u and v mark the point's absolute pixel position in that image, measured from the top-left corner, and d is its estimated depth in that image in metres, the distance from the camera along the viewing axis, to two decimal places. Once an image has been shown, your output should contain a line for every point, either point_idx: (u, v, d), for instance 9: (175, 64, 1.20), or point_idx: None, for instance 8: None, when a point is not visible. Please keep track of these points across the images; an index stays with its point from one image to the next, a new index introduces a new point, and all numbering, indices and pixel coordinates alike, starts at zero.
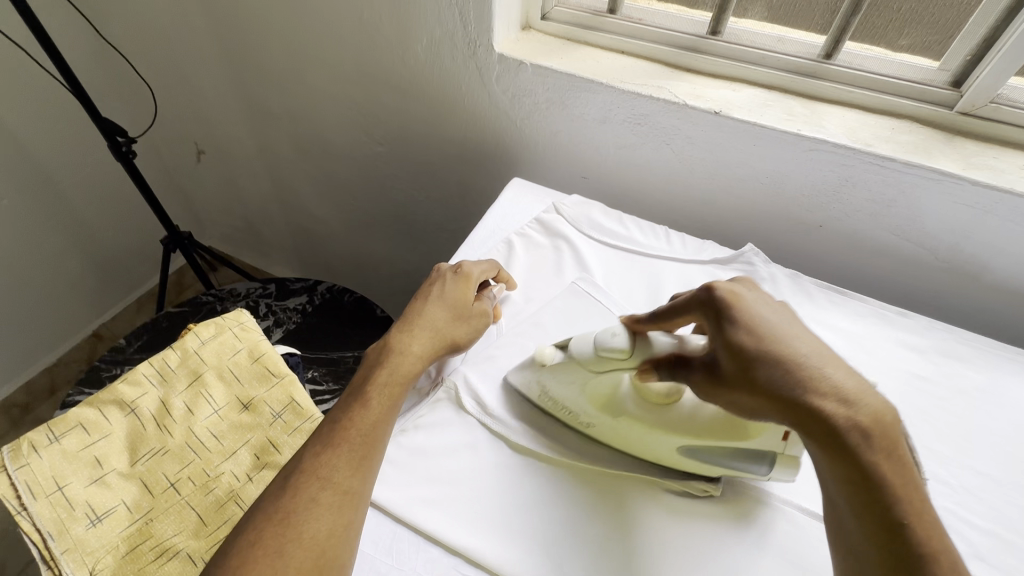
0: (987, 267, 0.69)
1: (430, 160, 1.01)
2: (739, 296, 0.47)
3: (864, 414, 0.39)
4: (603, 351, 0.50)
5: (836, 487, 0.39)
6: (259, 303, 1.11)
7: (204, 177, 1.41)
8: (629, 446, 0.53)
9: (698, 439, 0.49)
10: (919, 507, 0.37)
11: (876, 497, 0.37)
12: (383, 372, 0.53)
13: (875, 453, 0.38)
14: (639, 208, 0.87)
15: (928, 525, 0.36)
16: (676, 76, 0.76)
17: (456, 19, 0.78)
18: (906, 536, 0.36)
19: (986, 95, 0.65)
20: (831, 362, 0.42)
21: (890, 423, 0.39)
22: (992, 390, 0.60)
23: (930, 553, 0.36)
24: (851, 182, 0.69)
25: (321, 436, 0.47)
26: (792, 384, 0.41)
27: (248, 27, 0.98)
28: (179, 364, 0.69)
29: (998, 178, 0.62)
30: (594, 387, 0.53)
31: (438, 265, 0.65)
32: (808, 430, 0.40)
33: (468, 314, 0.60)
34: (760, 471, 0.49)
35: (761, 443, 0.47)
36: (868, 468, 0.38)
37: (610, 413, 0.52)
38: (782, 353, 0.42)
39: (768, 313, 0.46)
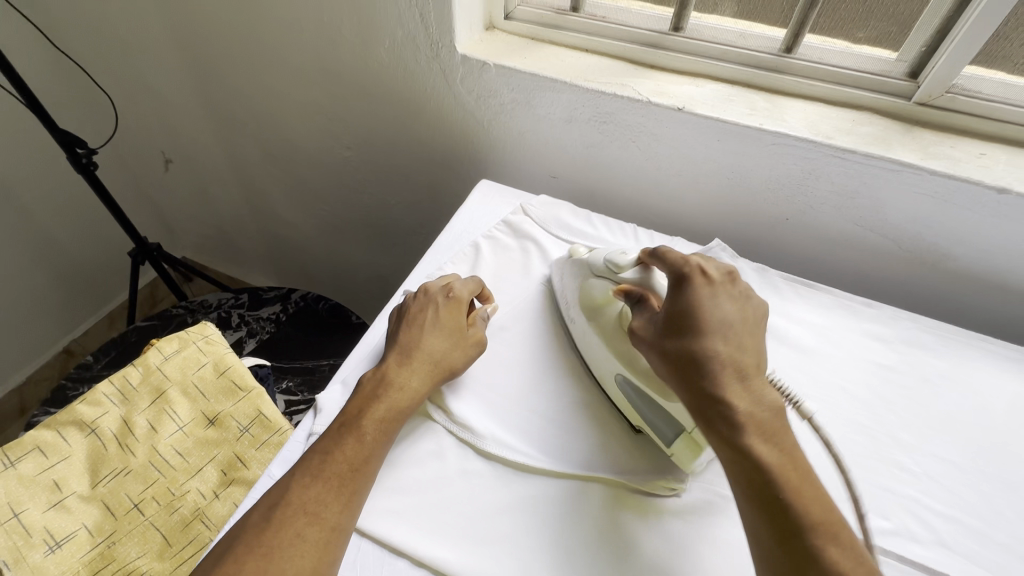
0: (949, 255, 0.70)
1: (400, 163, 1.00)
2: (704, 279, 0.51)
3: (747, 406, 0.44)
4: (608, 262, 0.58)
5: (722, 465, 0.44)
6: (231, 314, 1.09)
7: (173, 186, 1.38)
8: (586, 349, 0.59)
9: (627, 372, 0.53)
10: (803, 488, 0.40)
11: (754, 476, 0.41)
12: (380, 406, 0.51)
13: (756, 439, 0.42)
14: (609, 206, 0.87)
15: (807, 511, 0.39)
16: (640, 73, 0.76)
17: (417, 20, 0.77)
18: (776, 512, 0.40)
19: (942, 86, 0.66)
20: (733, 360, 0.46)
21: (776, 419, 0.43)
22: (955, 376, 0.60)
23: (802, 534, 0.38)
24: (814, 174, 0.69)
25: (307, 466, 0.46)
26: (699, 369, 0.46)
27: (208, 33, 0.95)
28: (141, 381, 0.67)
29: (955, 167, 0.63)
30: (588, 289, 0.60)
31: (426, 284, 0.63)
32: (705, 410, 0.45)
33: (464, 341, 0.58)
34: (665, 437, 0.51)
35: (678, 411, 0.49)
36: (745, 450, 0.42)
37: (587, 315, 0.59)
38: (700, 340, 0.47)
39: (716, 303, 0.49)
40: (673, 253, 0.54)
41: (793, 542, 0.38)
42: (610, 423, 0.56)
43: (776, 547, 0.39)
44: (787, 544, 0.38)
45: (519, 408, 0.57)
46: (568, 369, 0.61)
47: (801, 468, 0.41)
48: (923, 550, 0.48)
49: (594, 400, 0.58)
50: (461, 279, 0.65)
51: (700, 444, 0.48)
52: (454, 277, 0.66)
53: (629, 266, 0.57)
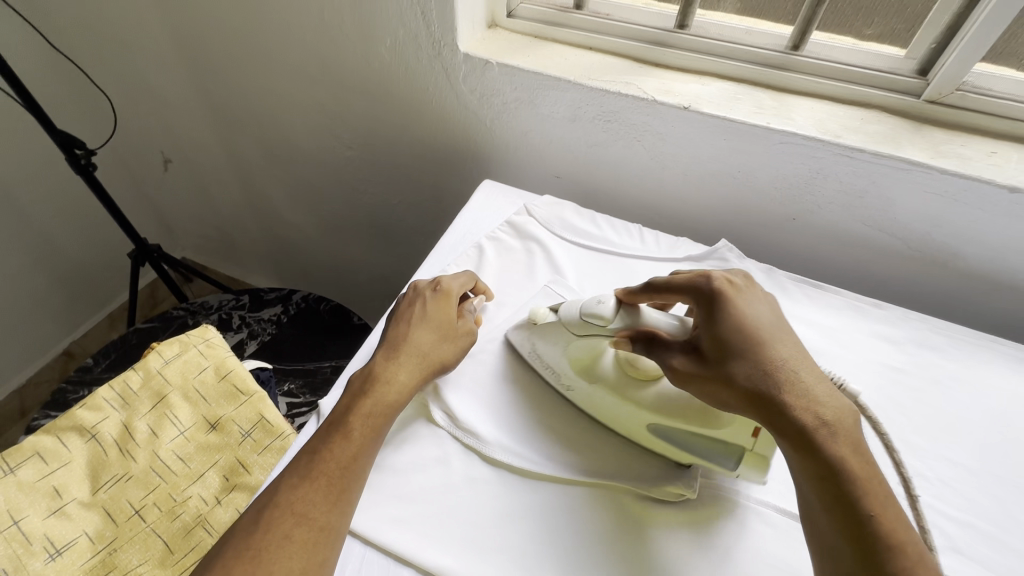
0: (959, 255, 0.69)
1: (401, 163, 0.99)
2: (735, 287, 0.50)
3: (828, 413, 0.42)
4: (587, 317, 0.52)
5: (802, 480, 0.42)
6: (232, 316, 1.08)
7: (173, 187, 1.37)
8: (602, 416, 0.55)
9: (666, 418, 0.50)
10: (886, 498, 0.39)
11: (842, 490, 0.39)
12: (368, 401, 0.50)
13: (842, 449, 0.40)
14: (614, 206, 0.86)
15: (892, 523, 0.38)
16: (645, 71, 0.75)
17: (418, 18, 0.76)
18: (868, 526, 0.38)
19: (952, 84, 0.64)
20: (803, 367, 0.45)
21: (851, 424, 0.42)
22: (966, 378, 0.60)
23: (891, 547, 0.37)
24: (822, 174, 0.69)
25: (297, 467, 0.45)
26: (765, 381, 0.44)
27: (207, 32, 0.94)
28: (141, 385, 0.66)
29: (966, 166, 0.62)
30: (575, 352, 0.55)
31: (416, 281, 0.62)
32: (776, 425, 0.43)
33: (453, 334, 0.57)
34: (727, 466, 0.49)
35: (734, 434, 0.48)
36: (834, 462, 0.40)
37: (587, 379, 0.55)
38: (760, 351, 0.45)
39: (759, 313, 0.48)
40: (681, 276, 0.52)
41: (885, 559, 0.37)
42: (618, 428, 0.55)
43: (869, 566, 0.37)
44: (879, 560, 0.37)
45: (524, 413, 0.56)
46: None
47: (882, 475, 0.40)
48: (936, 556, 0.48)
49: None
50: (453, 274, 0.64)
51: (764, 458, 0.48)
52: (446, 274, 0.65)
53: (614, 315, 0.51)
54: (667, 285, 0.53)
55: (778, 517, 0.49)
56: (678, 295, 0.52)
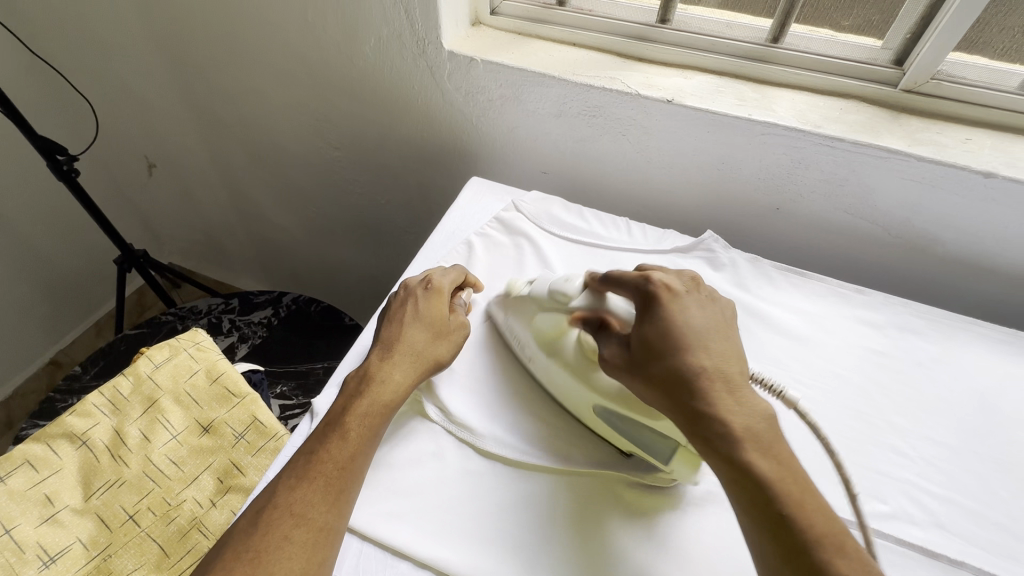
0: (937, 241, 0.71)
1: (390, 163, 0.99)
2: (673, 292, 0.49)
3: (739, 420, 0.41)
4: (556, 292, 0.56)
5: (724, 484, 0.41)
6: (221, 319, 1.08)
7: (158, 192, 1.36)
8: (557, 391, 0.56)
9: (609, 401, 0.51)
10: (800, 501, 0.38)
11: (754, 495, 0.39)
12: (364, 400, 0.50)
13: (752, 453, 0.40)
14: (601, 200, 0.87)
15: (808, 525, 0.37)
16: (629, 66, 0.76)
17: (402, 18, 0.76)
18: (780, 529, 0.37)
19: (927, 72, 0.66)
20: (719, 372, 0.43)
21: (764, 431, 0.41)
22: (947, 359, 0.61)
23: (807, 551, 0.36)
24: (804, 163, 0.70)
25: (294, 469, 0.45)
26: (680, 387, 0.43)
27: (189, 34, 0.94)
28: (132, 390, 0.66)
29: (942, 153, 0.63)
30: (542, 326, 0.57)
31: (406, 280, 0.62)
32: (692, 430, 0.42)
33: (446, 331, 0.57)
34: (659, 459, 0.48)
35: (667, 427, 0.46)
36: (744, 466, 0.39)
37: (548, 353, 0.56)
38: (681, 355, 0.44)
39: (690, 315, 0.47)
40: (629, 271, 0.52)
41: (808, 559, 0.36)
42: None
43: (790, 567, 0.36)
44: (800, 561, 0.36)
45: (518, 407, 0.57)
46: None
47: (797, 473, 0.39)
48: (921, 532, 0.49)
49: None
50: (443, 269, 0.64)
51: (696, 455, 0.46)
52: (435, 270, 0.65)
53: (578, 292, 0.55)
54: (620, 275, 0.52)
55: None
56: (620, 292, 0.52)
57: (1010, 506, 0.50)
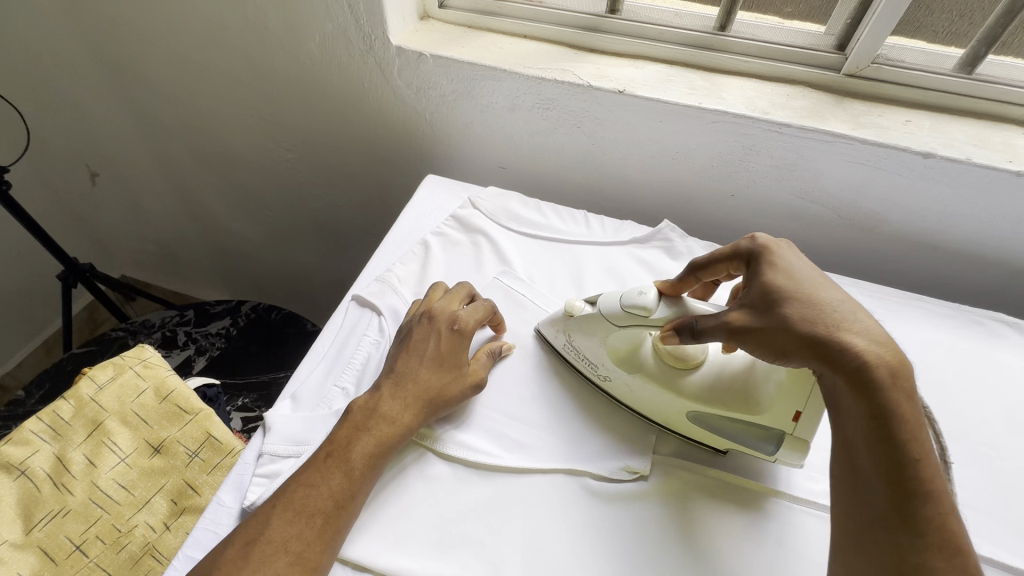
0: (884, 221, 0.73)
1: (345, 163, 0.97)
2: (784, 248, 0.48)
3: (887, 358, 0.39)
4: (629, 309, 0.51)
5: (850, 422, 0.39)
6: (177, 332, 1.04)
7: (103, 202, 1.30)
8: (639, 405, 0.54)
9: (711, 406, 0.50)
10: (928, 448, 0.37)
11: (889, 435, 0.37)
12: (370, 437, 0.48)
13: (897, 396, 0.38)
14: (560, 193, 0.87)
15: (934, 471, 0.36)
16: (580, 57, 0.75)
17: (345, 12, 0.74)
18: (910, 472, 0.36)
19: (868, 57, 0.67)
20: (859, 317, 0.42)
21: (905, 375, 0.39)
22: (896, 336, 0.63)
23: (927, 494, 0.36)
24: (754, 149, 0.71)
25: (288, 499, 0.44)
26: (815, 324, 0.42)
27: (122, 35, 0.89)
28: (74, 414, 0.62)
29: (884, 135, 0.65)
30: (614, 343, 0.54)
31: (434, 304, 0.58)
32: (827, 364, 0.40)
33: (464, 377, 0.54)
34: (766, 451, 0.50)
35: (772, 420, 0.48)
36: (888, 406, 0.38)
37: (627, 368, 0.54)
38: (812, 297, 0.43)
39: (811, 269, 0.46)
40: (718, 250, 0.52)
41: (921, 504, 0.36)
42: (572, 412, 0.56)
43: (902, 508, 0.36)
44: (913, 505, 0.36)
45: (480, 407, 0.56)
46: (529, 361, 0.60)
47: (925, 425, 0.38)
48: None
49: (555, 391, 0.58)
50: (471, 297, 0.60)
51: (802, 441, 0.48)
52: (465, 294, 0.60)
53: (657, 303, 0.50)
54: (712, 261, 0.52)
55: (730, 485, 0.51)
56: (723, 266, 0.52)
57: (958, 476, 0.52)
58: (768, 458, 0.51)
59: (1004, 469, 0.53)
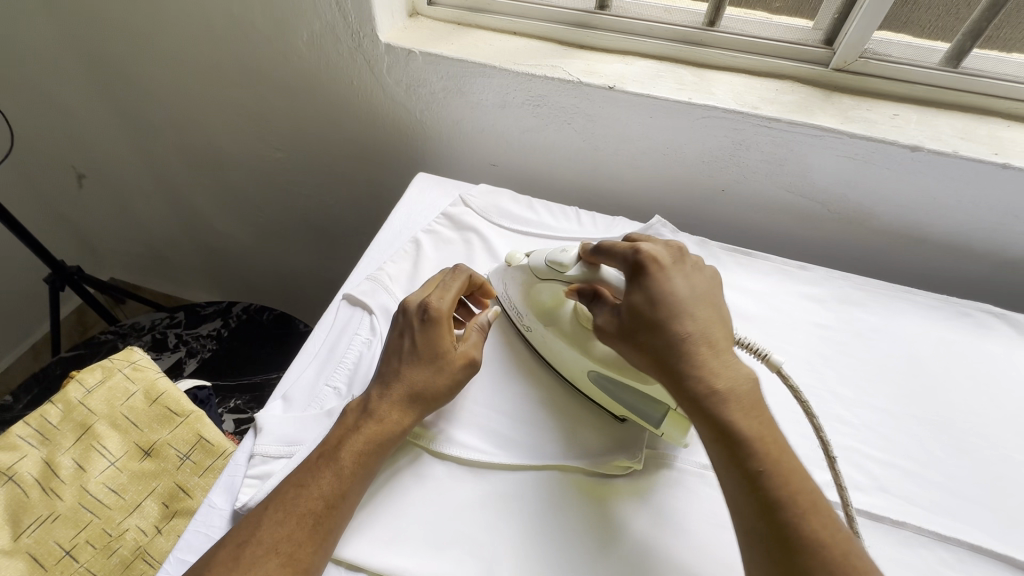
0: (873, 214, 0.73)
1: (335, 162, 0.96)
2: (660, 264, 0.49)
3: (723, 381, 0.44)
4: (551, 264, 0.54)
5: (705, 443, 0.43)
6: (167, 335, 1.03)
7: (91, 204, 1.28)
8: (551, 356, 0.58)
9: (606, 368, 0.52)
10: (776, 457, 0.41)
11: (735, 452, 0.41)
12: (360, 437, 0.48)
13: (735, 413, 0.42)
14: (552, 190, 0.87)
15: (785, 480, 0.40)
16: (570, 53, 0.75)
17: (333, 9, 0.73)
18: (760, 484, 0.40)
19: (856, 51, 0.68)
20: (704, 337, 0.46)
21: (746, 392, 0.44)
22: (885, 328, 0.64)
23: (782, 502, 0.39)
24: (744, 145, 0.71)
25: (280, 501, 0.44)
26: (666, 350, 0.45)
27: (106, 34, 0.87)
28: (62, 418, 0.62)
29: (871, 129, 0.66)
30: (539, 294, 0.58)
31: (406, 300, 0.56)
32: (676, 390, 0.45)
33: (451, 365, 0.53)
34: (652, 422, 0.50)
35: (659, 392, 0.49)
36: (726, 426, 0.42)
37: (544, 321, 0.57)
38: (666, 322, 0.46)
39: (679, 286, 0.48)
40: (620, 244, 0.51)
41: (778, 514, 0.39)
42: (567, 408, 0.56)
43: (761, 520, 0.39)
44: (770, 516, 0.39)
45: (474, 405, 0.56)
46: (522, 358, 0.60)
47: (775, 436, 0.42)
48: (866, 497, 0.51)
49: (548, 388, 0.58)
50: (447, 279, 0.58)
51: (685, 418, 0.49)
52: (442, 280, 0.58)
53: (574, 263, 0.53)
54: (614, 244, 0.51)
55: None
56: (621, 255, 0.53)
57: (946, 465, 0.53)
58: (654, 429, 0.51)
59: (992, 457, 0.54)
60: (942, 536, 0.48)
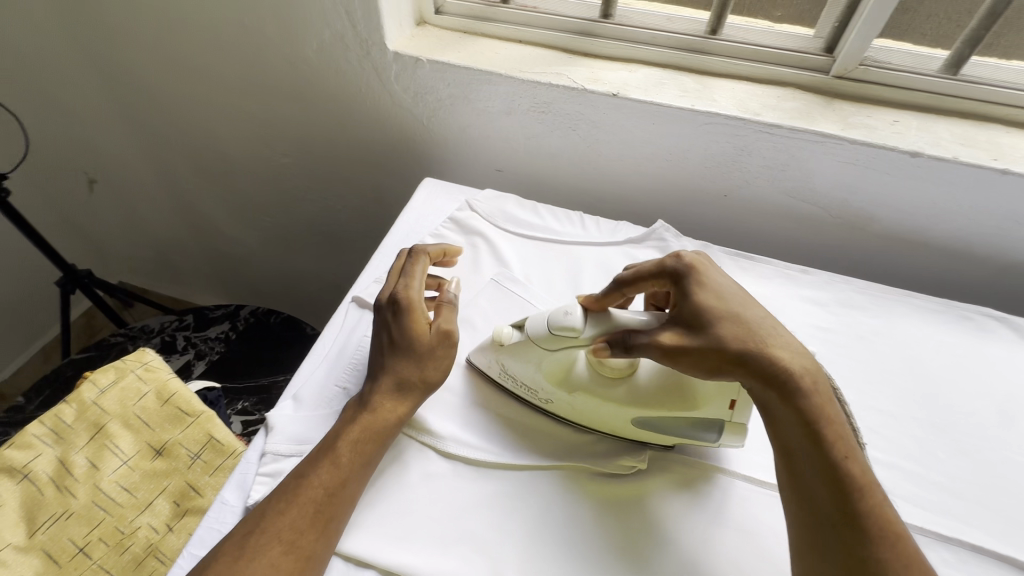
0: (875, 219, 0.74)
1: (342, 167, 0.97)
2: (707, 263, 0.51)
3: (807, 368, 0.45)
4: (557, 330, 0.50)
5: (790, 432, 0.44)
6: (176, 337, 1.04)
7: (101, 209, 1.30)
8: (585, 419, 0.54)
9: (654, 411, 0.50)
10: (852, 443, 0.43)
11: (823, 439, 0.42)
12: (356, 427, 0.49)
13: (820, 402, 0.44)
14: (557, 195, 0.88)
15: (861, 466, 0.42)
16: (574, 61, 0.77)
17: (342, 18, 0.75)
18: (845, 469, 0.41)
19: (856, 59, 0.69)
20: (775, 328, 0.47)
21: (820, 380, 0.45)
22: (886, 331, 0.64)
23: (862, 488, 0.41)
24: (746, 150, 0.72)
25: (282, 492, 0.45)
26: (748, 341, 0.45)
27: (120, 42, 0.89)
28: (76, 418, 0.63)
29: (872, 135, 0.66)
30: (548, 365, 0.53)
31: (380, 296, 0.57)
32: (766, 381, 0.44)
33: (428, 348, 0.53)
34: (710, 438, 0.52)
35: (711, 412, 0.50)
36: (816, 414, 0.43)
37: (565, 388, 0.53)
38: (739, 315, 0.47)
39: (731, 282, 0.50)
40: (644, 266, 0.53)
41: (856, 501, 0.40)
42: None
43: (846, 505, 0.40)
44: (849, 503, 0.40)
45: (481, 407, 0.57)
46: None
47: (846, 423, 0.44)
48: None
49: None
50: (409, 266, 0.58)
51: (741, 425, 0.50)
52: (406, 269, 0.58)
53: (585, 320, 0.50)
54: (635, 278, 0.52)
55: (725, 478, 0.52)
56: (644, 285, 0.52)
57: (948, 466, 0.53)
58: (713, 443, 0.53)
59: (993, 459, 0.54)
60: (944, 536, 0.49)
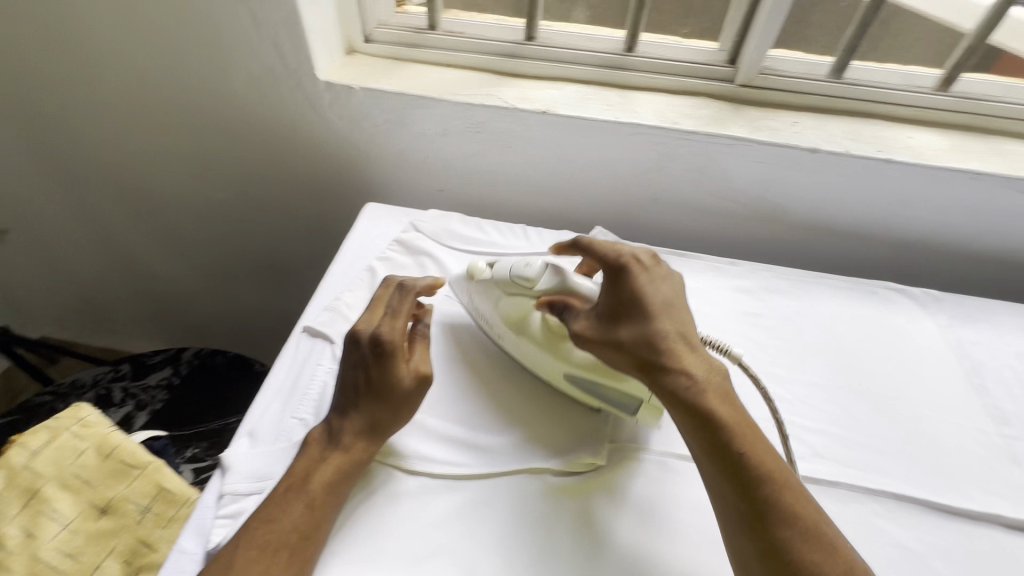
0: (787, 211, 0.81)
1: (281, 198, 0.96)
2: (642, 265, 0.55)
3: (703, 373, 0.49)
4: (516, 275, 0.59)
5: (689, 434, 0.48)
6: (111, 389, 0.98)
7: (15, 260, 1.21)
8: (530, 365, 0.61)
9: (578, 370, 0.56)
10: (753, 440, 0.46)
11: (719, 440, 0.46)
12: (327, 470, 0.49)
13: (715, 403, 0.48)
14: (499, 210, 0.91)
15: (761, 459, 0.45)
16: (504, 82, 0.80)
17: (271, 50, 0.75)
18: (742, 465, 0.45)
19: (756, 67, 0.76)
20: (686, 334, 0.52)
21: (721, 382, 0.50)
22: (807, 311, 0.71)
23: (760, 479, 0.44)
24: (670, 157, 0.78)
25: (252, 536, 0.45)
26: (655, 347, 0.50)
27: (29, 84, 0.85)
28: (5, 485, 0.58)
29: (776, 136, 0.74)
30: (507, 307, 0.61)
31: (357, 327, 0.57)
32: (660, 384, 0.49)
33: (403, 391, 0.53)
34: (629, 412, 0.56)
35: (634, 388, 0.54)
36: (710, 414, 0.47)
37: (515, 331, 0.60)
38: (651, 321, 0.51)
39: (657, 288, 0.54)
40: (599, 245, 0.58)
41: (759, 492, 0.44)
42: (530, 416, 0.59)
43: (744, 499, 0.44)
44: (752, 496, 0.44)
45: (442, 423, 0.57)
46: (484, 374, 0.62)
47: (755, 423, 0.48)
48: (806, 464, 0.56)
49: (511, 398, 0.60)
50: (397, 300, 0.59)
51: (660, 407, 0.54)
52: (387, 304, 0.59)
53: (539, 275, 0.58)
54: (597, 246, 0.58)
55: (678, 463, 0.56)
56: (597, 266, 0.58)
57: (870, 427, 0.59)
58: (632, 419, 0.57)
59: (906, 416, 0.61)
60: (871, 490, 0.54)
